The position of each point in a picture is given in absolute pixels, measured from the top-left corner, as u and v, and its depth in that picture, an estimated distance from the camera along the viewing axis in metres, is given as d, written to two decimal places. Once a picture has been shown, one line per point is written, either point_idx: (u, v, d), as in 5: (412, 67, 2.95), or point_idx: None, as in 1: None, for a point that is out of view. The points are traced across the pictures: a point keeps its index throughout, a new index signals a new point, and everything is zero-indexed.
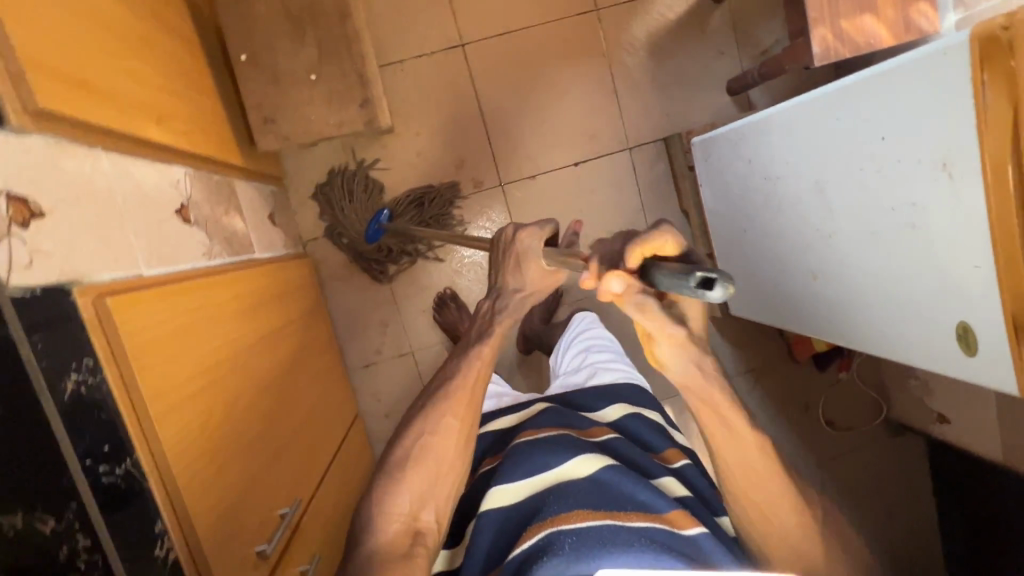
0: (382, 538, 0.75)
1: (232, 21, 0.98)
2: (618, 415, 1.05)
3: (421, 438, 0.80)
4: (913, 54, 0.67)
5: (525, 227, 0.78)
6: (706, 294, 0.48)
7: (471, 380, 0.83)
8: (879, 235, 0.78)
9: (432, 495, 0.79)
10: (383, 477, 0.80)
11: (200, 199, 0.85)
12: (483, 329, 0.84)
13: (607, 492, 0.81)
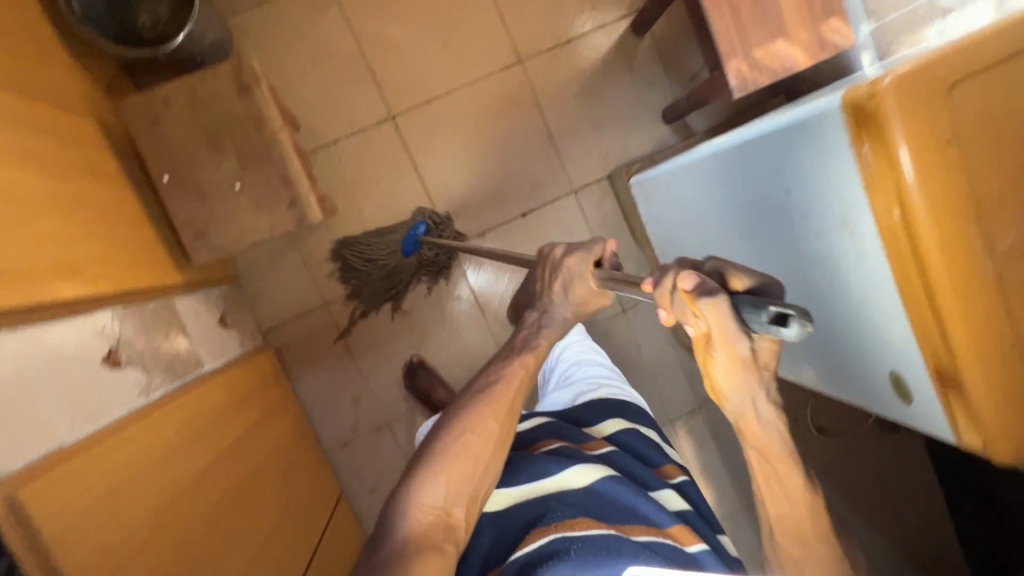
0: (411, 532, 0.66)
1: (151, 144, 1.00)
2: (616, 429, 1.02)
3: (464, 431, 0.74)
4: (803, 115, 0.67)
5: (573, 251, 0.82)
6: (779, 330, 0.44)
7: (515, 384, 0.79)
8: (807, 284, 0.78)
9: (470, 491, 0.71)
10: (419, 467, 0.72)
11: (132, 334, 0.86)
12: (525, 343, 0.84)
13: (612, 502, 0.78)
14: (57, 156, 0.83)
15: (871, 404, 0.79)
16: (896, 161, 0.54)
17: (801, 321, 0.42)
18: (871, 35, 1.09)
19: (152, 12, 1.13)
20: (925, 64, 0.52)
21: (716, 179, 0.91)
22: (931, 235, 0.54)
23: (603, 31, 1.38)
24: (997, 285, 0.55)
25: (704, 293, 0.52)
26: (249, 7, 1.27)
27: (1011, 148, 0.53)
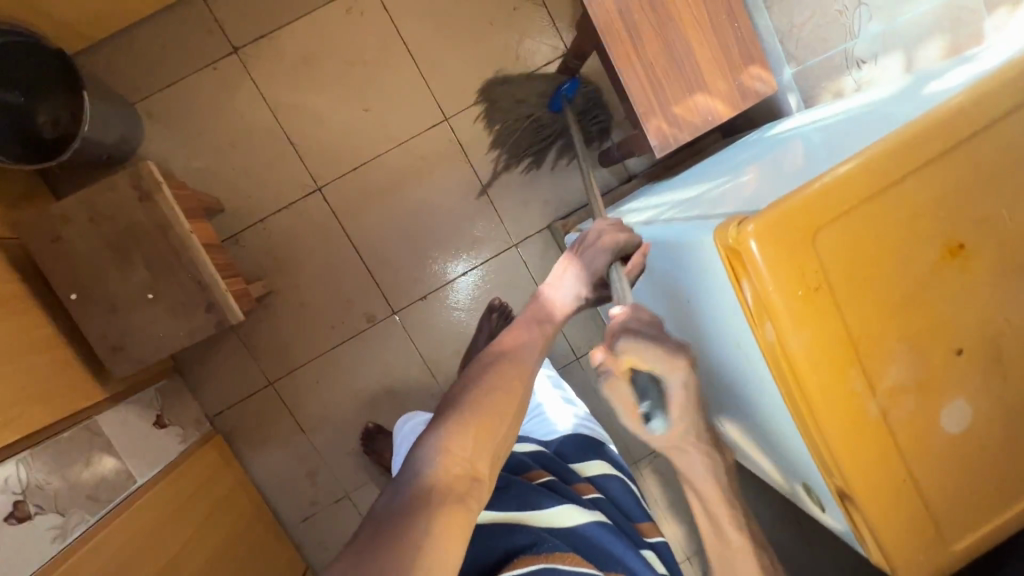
0: (433, 484, 0.54)
1: (54, 263, 0.97)
2: (600, 472, 0.94)
3: (488, 385, 0.63)
4: (695, 228, 0.64)
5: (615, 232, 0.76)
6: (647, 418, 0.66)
7: (541, 343, 0.69)
8: (731, 379, 0.76)
9: (496, 447, 0.60)
10: (440, 419, 0.60)
11: (42, 476, 0.84)
12: (545, 311, 0.73)
13: (599, 545, 0.74)
14: None
15: (801, 492, 0.78)
16: (770, 308, 0.51)
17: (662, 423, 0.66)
18: (793, 78, 1.04)
19: (52, 112, 1.11)
20: (788, 208, 0.49)
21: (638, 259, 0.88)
22: (812, 380, 0.52)
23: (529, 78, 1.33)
24: (883, 423, 0.53)
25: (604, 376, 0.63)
26: (155, 89, 1.22)
27: (884, 288, 0.51)
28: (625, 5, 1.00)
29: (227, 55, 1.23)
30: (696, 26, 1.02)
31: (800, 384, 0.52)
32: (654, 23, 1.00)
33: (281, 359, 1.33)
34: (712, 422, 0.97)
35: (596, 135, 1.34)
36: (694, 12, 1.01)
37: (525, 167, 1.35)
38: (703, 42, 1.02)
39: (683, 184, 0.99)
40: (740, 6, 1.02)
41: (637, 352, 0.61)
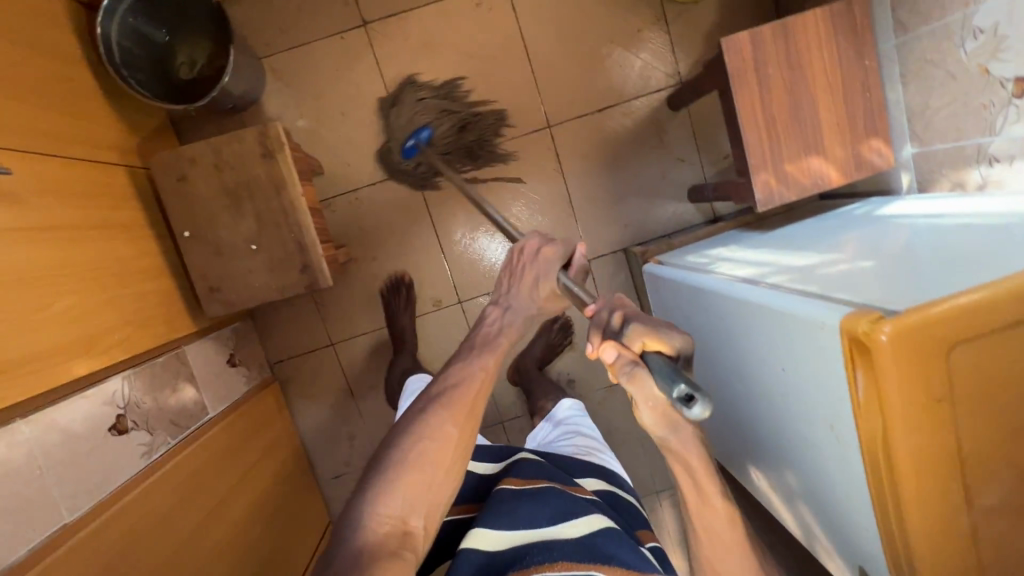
0: (366, 539, 0.60)
1: (174, 201, 1.03)
2: (596, 487, 0.95)
3: (422, 437, 0.69)
4: (807, 304, 0.65)
5: (548, 244, 0.89)
6: (688, 408, 0.53)
7: (474, 390, 0.76)
8: (799, 448, 0.77)
9: (430, 498, 0.67)
10: (373, 478, 0.66)
11: (139, 396, 0.91)
12: (487, 340, 0.84)
13: (590, 545, 0.73)
14: (79, 223, 0.87)
15: (846, 565, 0.81)
16: (886, 409, 0.52)
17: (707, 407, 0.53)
18: (912, 157, 1.05)
19: (188, 53, 1.16)
20: (930, 316, 0.50)
21: (721, 314, 0.89)
22: (913, 483, 0.53)
23: (636, 102, 1.34)
24: (972, 536, 0.54)
25: (624, 369, 0.60)
26: (284, 47, 1.27)
27: (1003, 407, 0.52)
28: (761, 55, 0.99)
29: (357, 28, 1.27)
30: (828, 89, 1.01)
31: (900, 483, 0.54)
32: (787, 79, 1.00)
33: (345, 323, 1.39)
34: (756, 474, 0.99)
35: (486, 141, 1.33)
36: (829, 74, 1.01)
37: (623, 182, 1.38)
38: (831, 106, 1.02)
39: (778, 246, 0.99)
40: (876, 77, 1.01)
41: (648, 334, 0.62)
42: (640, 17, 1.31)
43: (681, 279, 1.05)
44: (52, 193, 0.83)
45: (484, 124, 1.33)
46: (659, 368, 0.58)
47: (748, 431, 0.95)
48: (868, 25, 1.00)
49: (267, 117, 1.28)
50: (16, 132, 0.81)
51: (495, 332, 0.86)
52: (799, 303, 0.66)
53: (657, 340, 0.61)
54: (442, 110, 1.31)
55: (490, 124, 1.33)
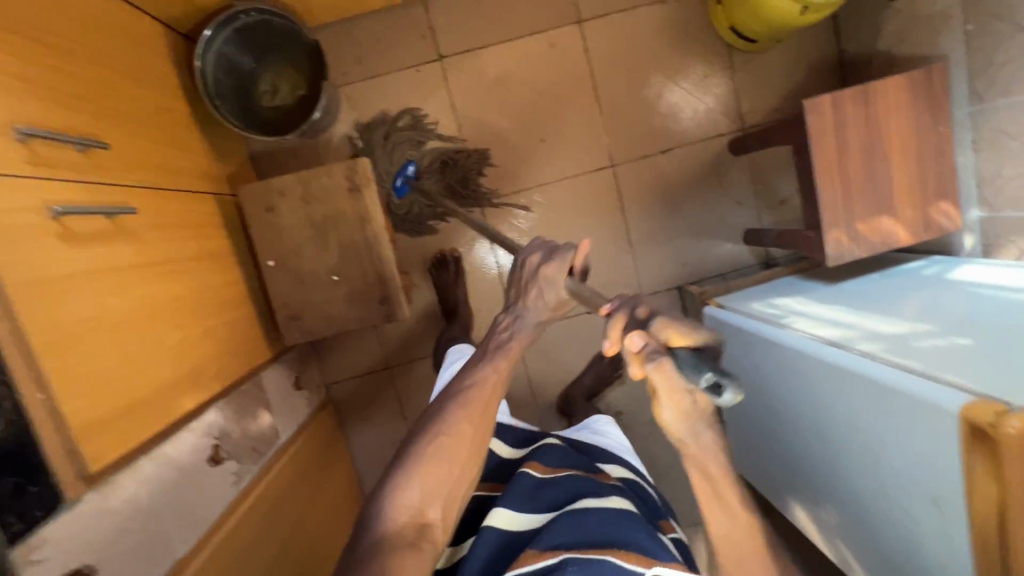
0: (387, 529, 0.66)
1: (262, 231, 1.05)
2: (619, 475, 1.01)
3: (438, 435, 0.72)
4: (911, 381, 0.69)
5: (550, 259, 0.77)
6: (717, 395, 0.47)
7: (489, 389, 0.76)
8: (875, 509, 0.81)
9: (446, 492, 0.71)
10: (392, 473, 0.71)
11: (229, 425, 0.92)
12: (499, 345, 0.80)
13: (607, 530, 0.76)
14: (182, 254, 0.89)
15: None
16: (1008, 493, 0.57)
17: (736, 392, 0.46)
18: (978, 220, 1.08)
19: (272, 80, 1.17)
20: None
21: (799, 372, 0.92)
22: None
23: (699, 146, 1.37)
24: None
25: (652, 358, 0.52)
26: (360, 77, 1.29)
27: None
28: (842, 118, 1.03)
29: (432, 61, 1.30)
30: (903, 153, 1.05)
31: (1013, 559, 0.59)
32: (865, 140, 1.03)
33: (401, 348, 1.41)
34: (809, 522, 1.04)
35: (471, 179, 1.33)
36: (904, 139, 1.04)
37: (680, 222, 1.40)
38: (905, 169, 1.05)
39: (850, 303, 1.02)
40: (949, 143, 1.05)
41: (677, 327, 0.52)
42: (707, 64, 1.34)
43: (745, 328, 1.09)
44: (161, 225, 0.85)
45: (468, 162, 1.32)
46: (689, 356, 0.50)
47: (809, 481, 0.99)
48: (945, 93, 1.03)
49: (340, 144, 1.30)
50: (134, 166, 0.83)
51: (504, 339, 0.80)
52: (904, 380, 0.69)
53: (685, 334, 0.52)
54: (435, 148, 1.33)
55: (472, 163, 1.33)
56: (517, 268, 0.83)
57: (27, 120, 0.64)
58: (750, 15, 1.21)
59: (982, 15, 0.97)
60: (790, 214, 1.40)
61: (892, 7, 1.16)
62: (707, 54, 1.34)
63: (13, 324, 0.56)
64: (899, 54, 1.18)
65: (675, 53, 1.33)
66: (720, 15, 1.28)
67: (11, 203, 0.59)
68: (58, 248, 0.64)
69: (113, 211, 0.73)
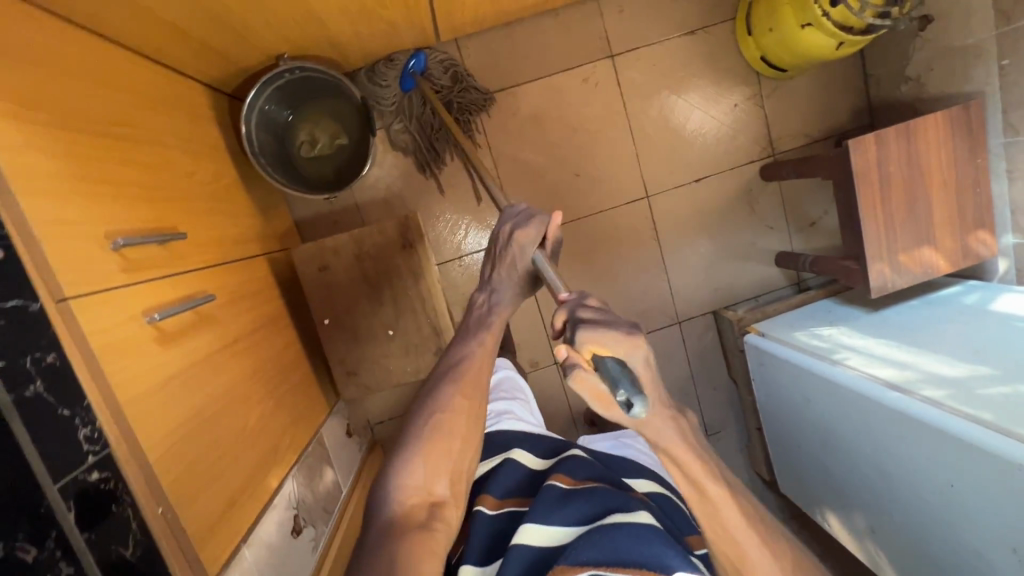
0: (395, 510, 0.69)
1: (317, 291, 1.05)
2: (650, 489, 0.89)
3: (435, 412, 0.75)
4: (982, 433, 0.73)
5: (518, 228, 0.78)
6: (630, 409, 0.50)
7: (478, 363, 0.79)
8: (940, 546, 0.84)
9: (449, 468, 0.73)
10: (395, 456, 0.74)
11: (303, 491, 0.93)
12: (480, 322, 0.83)
13: (634, 547, 0.67)
14: (249, 326, 0.89)
15: None
16: None
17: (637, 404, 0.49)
18: (1012, 245, 1.11)
19: (310, 131, 1.15)
20: None
21: (856, 410, 0.94)
22: None
23: (730, 173, 1.39)
24: None
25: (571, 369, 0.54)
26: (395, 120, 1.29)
27: None
28: (885, 154, 1.05)
29: None
30: (941, 186, 1.07)
31: None
32: (905, 176, 1.06)
33: None
34: (857, 546, 1.08)
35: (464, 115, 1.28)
36: (943, 172, 1.07)
37: (713, 247, 1.42)
38: (944, 201, 1.08)
39: (899, 337, 1.04)
40: (985, 174, 1.08)
41: (595, 338, 0.52)
42: (735, 92, 1.36)
43: (786, 359, 1.12)
44: (229, 301, 0.85)
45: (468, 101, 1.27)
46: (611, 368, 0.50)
47: (861, 509, 1.02)
48: (981, 126, 1.06)
49: (376, 187, 1.30)
50: (201, 246, 0.82)
51: (487, 310, 0.83)
52: (983, 434, 0.72)
53: (604, 344, 0.52)
54: (448, 55, 1.26)
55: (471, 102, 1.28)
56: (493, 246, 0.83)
57: (117, 228, 0.64)
58: (781, 48, 1.22)
59: (1017, 52, 1.00)
60: (821, 236, 1.42)
61: (922, 36, 1.19)
62: (736, 83, 1.36)
63: (134, 446, 0.56)
64: (928, 81, 1.20)
65: (705, 82, 1.35)
66: (751, 45, 1.29)
67: (117, 320, 0.59)
68: (161, 355, 0.64)
69: (198, 303, 0.73)
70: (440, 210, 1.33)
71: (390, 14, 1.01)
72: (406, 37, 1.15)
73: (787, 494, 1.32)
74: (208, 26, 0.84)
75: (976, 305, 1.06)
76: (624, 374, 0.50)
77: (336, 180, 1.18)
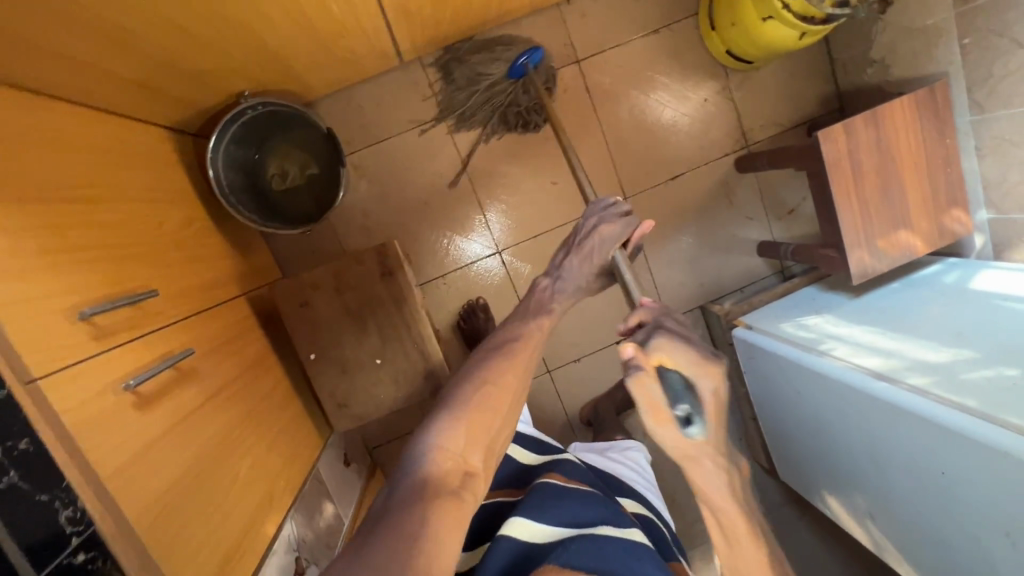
0: (428, 475, 0.55)
1: (300, 327, 1.04)
2: (637, 509, 0.90)
3: (484, 381, 0.65)
4: (970, 423, 0.73)
5: (607, 222, 0.84)
6: (684, 425, 0.58)
7: (533, 344, 0.73)
8: (938, 529, 0.85)
9: (491, 442, 0.61)
10: (435, 416, 0.62)
11: (303, 530, 0.92)
12: (540, 306, 0.80)
13: (626, 560, 0.68)
14: (233, 372, 0.88)
15: None
16: None
17: (698, 427, 0.57)
18: (988, 221, 1.12)
19: (279, 163, 1.14)
20: None
21: (846, 401, 0.95)
22: None
23: (706, 168, 1.40)
24: None
25: (633, 370, 0.58)
26: (365, 144, 1.29)
27: None
28: (855, 142, 1.06)
29: (435, 118, 1.29)
30: (913, 169, 1.08)
31: None
32: (877, 162, 1.07)
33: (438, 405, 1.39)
34: (859, 531, 1.09)
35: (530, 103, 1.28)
36: (913, 155, 1.08)
37: (695, 243, 1.43)
38: (917, 184, 1.09)
39: (884, 323, 1.05)
40: (955, 153, 1.09)
41: (669, 350, 0.59)
42: (704, 86, 1.36)
43: (774, 351, 1.12)
44: (210, 350, 0.84)
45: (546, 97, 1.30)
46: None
47: (859, 494, 1.03)
48: (947, 107, 1.07)
49: (353, 212, 1.29)
50: (174, 299, 0.81)
51: (548, 296, 0.82)
52: (969, 423, 0.73)
53: (676, 360, 0.58)
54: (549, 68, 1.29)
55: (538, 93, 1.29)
56: (572, 234, 0.86)
57: (83, 297, 0.63)
58: (745, 40, 1.21)
59: (976, 31, 1.00)
60: (800, 223, 1.43)
61: (883, 20, 1.19)
62: (703, 77, 1.35)
63: (119, 520, 0.55)
64: (893, 63, 1.21)
65: (673, 79, 1.34)
66: (715, 40, 1.29)
67: (90, 392, 0.58)
68: (141, 421, 0.63)
69: (175, 359, 0.73)
70: (419, 229, 1.32)
71: (349, 41, 1.00)
72: (368, 61, 1.13)
73: (788, 481, 1.33)
74: (160, 72, 0.84)
75: (957, 285, 1.07)
76: (687, 396, 0.58)
77: (311, 211, 1.17)
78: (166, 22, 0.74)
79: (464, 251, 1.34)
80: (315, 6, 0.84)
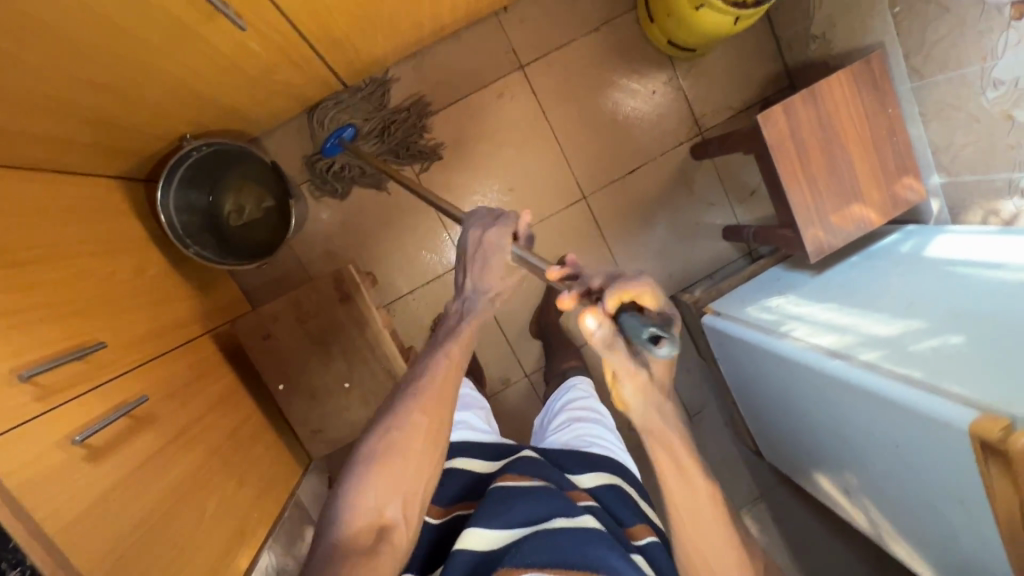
0: (341, 536, 0.61)
1: (265, 359, 1.06)
2: (596, 483, 0.88)
3: (388, 429, 0.67)
4: (912, 392, 0.74)
5: (490, 228, 0.78)
6: (654, 348, 0.54)
7: (442, 377, 0.71)
8: (904, 497, 0.86)
9: (405, 489, 0.65)
10: (346, 475, 0.66)
11: (283, 559, 0.95)
12: (450, 330, 0.76)
13: (578, 550, 0.69)
14: (197, 411, 0.90)
15: None
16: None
17: (667, 340, 0.54)
18: (941, 185, 1.11)
19: (235, 200, 1.17)
20: None
21: (805, 382, 0.95)
22: None
23: (662, 158, 1.40)
24: None
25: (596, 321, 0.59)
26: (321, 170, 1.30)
27: None
28: (796, 122, 1.06)
29: None
30: (859, 142, 1.08)
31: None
32: (820, 139, 1.07)
33: None
34: (846, 511, 1.09)
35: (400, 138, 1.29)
36: (857, 128, 1.08)
37: (659, 233, 1.43)
38: (865, 156, 1.09)
39: (844, 298, 1.05)
40: (900, 121, 1.08)
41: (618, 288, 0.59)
42: (651, 78, 1.36)
43: (741, 337, 1.12)
44: (171, 393, 0.86)
45: (407, 122, 1.29)
46: (632, 326, 0.56)
47: (836, 466, 1.03)
48: (885, 76, 1.07)
49: (316, 239, 1.31)
50: (128, 348, 0.83)
51: (460, 316, 0.78)
52: (910, 395, 0.74)
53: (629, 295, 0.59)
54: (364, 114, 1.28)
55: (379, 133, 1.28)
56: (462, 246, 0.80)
57: (29, 358, 0.65)
58: (683, 30, 1.22)
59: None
60: (762, 203, 1.43)
61: None
62: (649, 69, 1.36)
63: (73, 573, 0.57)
64: (834, 37, 1.20)
65: (620, 74, 1.35)
66: (655, 32, 1.29)
67: (37, 452, 0.60)
68: (94, 473, 0.65)
69: (131, 408, 0.74)
70: (382, 248, 1.33)
71: (283, 75, 1.01)
72: (310, 90, 1.15)
73: (775, 463, 1.33)
74: (94, 129, 0.86)
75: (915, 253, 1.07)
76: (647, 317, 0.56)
77: (268, 243, 1.19)
78: (89, 80, 0.76)
79: (429, 265, 1.35)
80: (234, 47, 0.86)
